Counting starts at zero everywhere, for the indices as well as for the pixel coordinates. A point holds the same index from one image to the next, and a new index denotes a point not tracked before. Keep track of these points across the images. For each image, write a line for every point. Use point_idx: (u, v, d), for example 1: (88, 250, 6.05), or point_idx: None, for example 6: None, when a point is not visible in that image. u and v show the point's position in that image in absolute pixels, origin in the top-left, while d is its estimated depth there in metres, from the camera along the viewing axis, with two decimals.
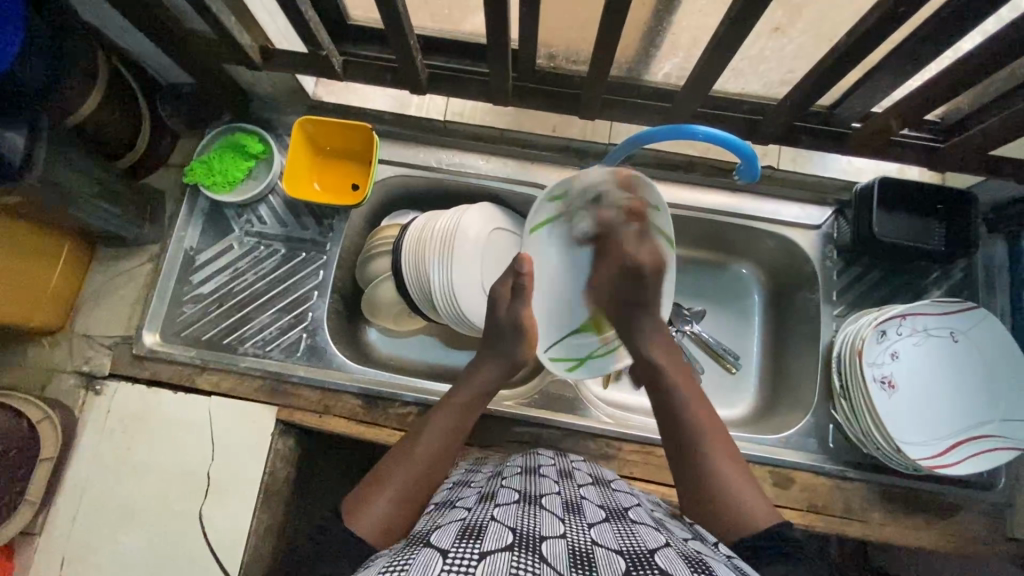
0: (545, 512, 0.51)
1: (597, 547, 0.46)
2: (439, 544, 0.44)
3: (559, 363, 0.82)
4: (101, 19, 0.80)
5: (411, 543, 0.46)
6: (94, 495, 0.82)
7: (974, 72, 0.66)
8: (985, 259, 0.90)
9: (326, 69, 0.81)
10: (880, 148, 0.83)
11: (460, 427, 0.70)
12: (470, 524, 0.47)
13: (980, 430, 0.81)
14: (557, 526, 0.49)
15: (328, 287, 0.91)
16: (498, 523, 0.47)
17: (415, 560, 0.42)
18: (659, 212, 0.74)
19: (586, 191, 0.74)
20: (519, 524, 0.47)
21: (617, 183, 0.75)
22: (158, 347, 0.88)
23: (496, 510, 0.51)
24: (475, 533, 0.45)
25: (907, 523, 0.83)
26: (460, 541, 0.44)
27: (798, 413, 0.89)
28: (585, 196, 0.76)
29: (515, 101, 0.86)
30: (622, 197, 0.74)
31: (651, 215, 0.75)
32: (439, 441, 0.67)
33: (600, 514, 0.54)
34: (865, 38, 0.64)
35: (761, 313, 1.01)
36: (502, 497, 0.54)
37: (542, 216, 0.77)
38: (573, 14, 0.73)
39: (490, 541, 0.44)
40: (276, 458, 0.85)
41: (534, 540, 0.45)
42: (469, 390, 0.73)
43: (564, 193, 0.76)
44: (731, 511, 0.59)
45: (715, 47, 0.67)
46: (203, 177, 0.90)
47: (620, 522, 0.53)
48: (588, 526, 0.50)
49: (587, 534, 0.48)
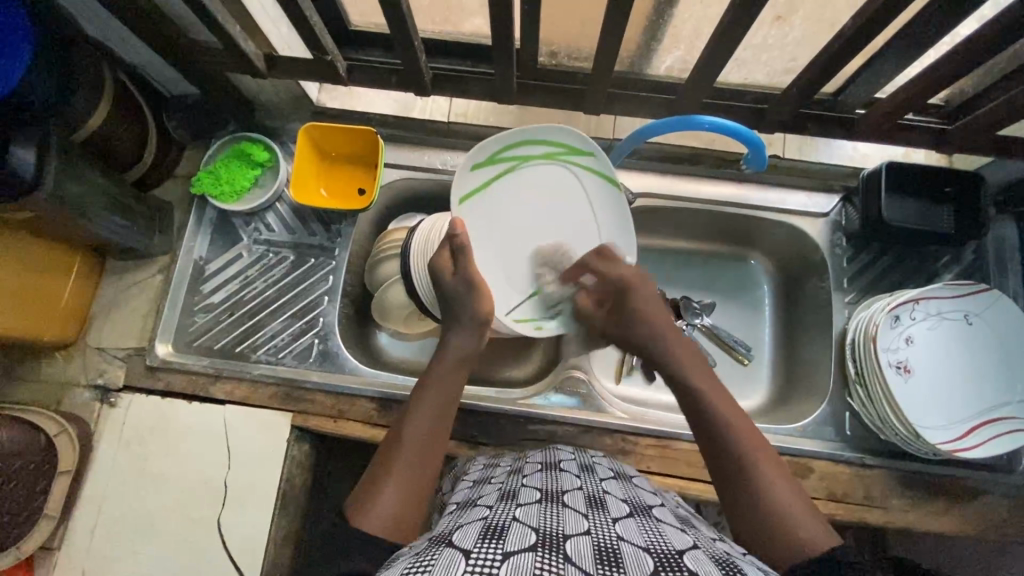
0: (568, 509, 0.51)
1: (623, 544, 0.46)
2: (462, 544, 0.44)
3: (525, 324, 0.76)
4: (105, 33, 0.80)
5: (434, 543, 0.46)
6: (112, 508, 0.82)
7: (979, 54, 0.66)
8: (995, 241, 0.89)
9: (330, 73, 0.81)
10: (887, 133, 0.83)
11: (445, 409, 0.66)
12: (492, 524, 0.47)
13: (999, 412, 0.80)
14: (582, 524, 0.48)
15: (338, 292, 0.92)
16: (521, 522, 0.47)
17: (439, 559, 0.42)
18: (589, 157, 0.74)
19: (506, 153, 0.74)
20: (542, 523, 0.47)
21: (536, 137, 0.74)
22: (171, 357, 0.88)
23: (518, 509, 0.51)
24: (498, 533, 0.45)
25: (928, 509, 0.83)
26: (483, 541, 0.44)
27: (813, 402, 0.88)
28: (508, 157, 0.74)
29: (518, 99, 0.86)
30: (543, 152, 0.75)
31: (581, 161, 0.75)
32: (429, 423, 0.63)
33: (624, 509, 0.54)
34: (869, 23, 0.64)
35: (772, 303, 1.00)
36: (524, 495, 0.54)
37: (469, 187, 0.73)
38: (574, 10, 0.74)
39: (513, 541, 0.44)
40: (293, 465, 0.85)
41: (558, 539, 0.45)
42: (449, 362, 0.68)
43: (487, 158, 0.73)
44: (792, 545, 0.52)
45: (718, 38, 0.67)
46: (211, 187, 0.90)
47: (645, 518, 0.52)
48: (613, 524, 0.50)
49: (612, 532, 0.48)
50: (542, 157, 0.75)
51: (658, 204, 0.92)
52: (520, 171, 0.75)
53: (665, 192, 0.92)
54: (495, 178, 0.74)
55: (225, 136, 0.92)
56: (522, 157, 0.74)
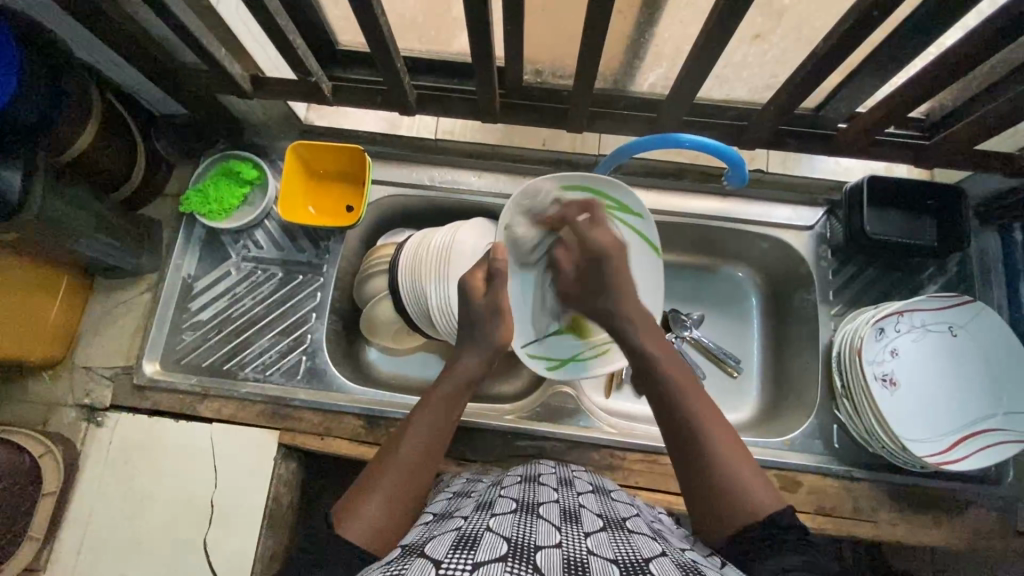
0: (541, 521, 0.51)
1: (593, 556, 0.46)
2: (433, 554, 0.44)
3: (537, 360, 0.81)
4: (93, 55, 0.81)
5: (406, 553, 0.46)
6: (97, 530, 0.81)
7: (953, 71, 0.67)
8: (979, 253, 0.90)
9: (316, 94, 0.82)
10: (868, 148, 0.84)
11: (445, 428, 0.64)
12: (465, 534, 0.47)
13: (985, 424, 0.80)
14: (554, 536, 0.48)
15: (326, 308, 0.92)
16: (494, 532, 0.47)
17: (409, 570, 0.42)
18: (637, 219, 0.77)
19: (568, 193, 0.75)
20: (515, 534, 0.47)
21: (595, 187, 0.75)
22: (158, 376, 0.88)
23: (493, 519, 0.51)
24: (470, 543, 0.46)
25: (917, 522, 0.83)
26: (454, 551, 0.44)
27: (800, 414, 0.88)
28: (569, 196, 0.75)
29: (503, 118, 0.87)
30: (600, 203, 0.76)
31: (631, 222, 0.77)
32: (428, 438, 0.63)
33: (597, 522, 0.54)
34: (842, 43, 0.65)
35: (760, 315, 1.01)
36: (500, 505, 0.54)
37: (522, 213, 0.75)
38: (556, 30, 0.75)
39: (484, 551, 0.44)
40: (280, 483, 0.85)
41: (529, 550, 0.45)
42: (456, 381, 0.67)
43: (550, 190, 0.74)
44: (737, 507, 0.54)
45: (697, 57, 0.68)
46: (199, 206, 0.91)
47: (617, 531, 0.52)
48: (585, 536, 0.50)
49: (583, 544, 0.48)
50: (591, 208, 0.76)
51: None
52: (571, 214, 0.76)
53: (651, 207, 0.93)
54: (549, 213, 0.76)
55: (213, 155, 0.93)
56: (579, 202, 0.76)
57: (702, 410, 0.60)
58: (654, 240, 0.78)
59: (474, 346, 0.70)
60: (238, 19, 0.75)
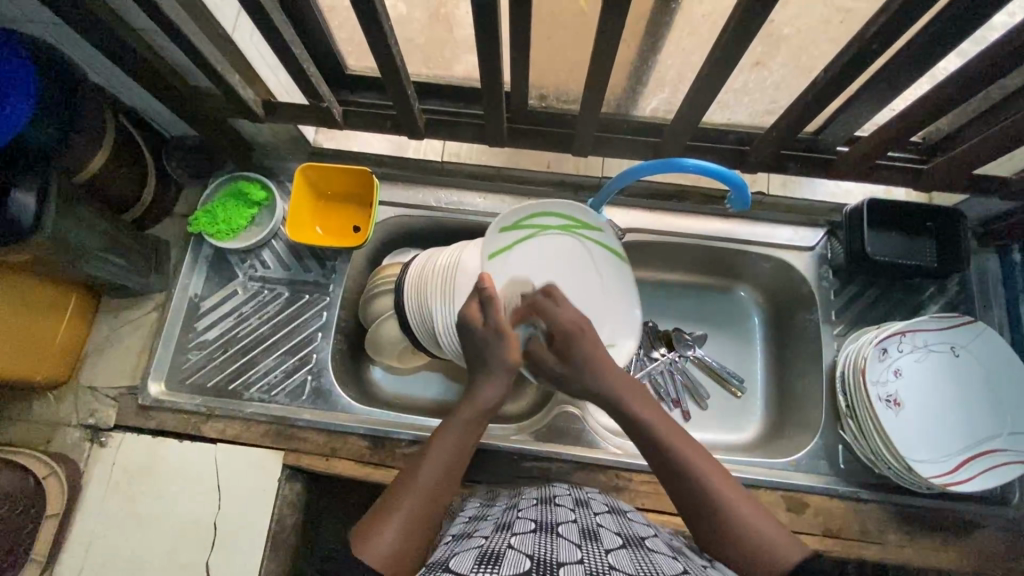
0: (562, 539, 0.51)
1: (615, 573, 0.46)
2: (458, 568, 0.45)
3: None
4: (108, 80, 0.83)
5: (431, 567, 0.48)
6: (99, 553, 0.80)
7: (949, 100, 0.69)
8: (977, 273, 0.92)
9: (327, 118, 0.84)
10: (867, 171, 0.86)
11: (460, 454, 0.64)
12: (488, 550, 0.48)
13: (990, 445, 0.81)
14: (576, 552, 0.48)
15: (332, 328, 0.92)
16: (517, 549, 0.48)
17: None
18: (597, 231, 0.80)
19: (530, 221, 0.78)
20: (537, 550, 0.48)
21: (553, 212, 0.79)
22: (163, 396, 0.88)
23: (513, 537, 0.51)
24: (494, 558, 0.46)
25: (924, 544, 0.82)
26: (479, 566, 0.45)
27: (805, 435, 0.88)
28: (529, 225, 0.78)
29: (508, 142, 0.89)
30: (559, 225, 0.79)
31: (592, 235, 0.81)
32: (444, 464, 0.62)
33: (617, 541, 0.54)
34: (841, 74, 0.67)
35: (762, 335, 1.01)
36: (519, 526, 0.54)
37: (495, 246, 0.76)
38: (561, 57, 0.77)
39: (509, 567, 0.45)
40: (284, 504, 0.85)
41: (553, 565, 0.45)
42: (476, 409, 0.66)
43: (513, 224, 0.77)
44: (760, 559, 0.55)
45: (699, 86, 0.70)
46: (207, 227, 0.92)
47: (637, 549, 0.52)
48: (606, 553, 0.50)
49: (604, 560, 0.48)
50: (557, 229, 0.79)
51: (648, 239, 0.94)
52: (540, 239, 0.79)
53: (655, 228, 0.94)
54: (518, 242, 0.78)
55: (222, 176, 0.94)
56: (542, 227, 0.79)
57: (698, 458, 0.61)
58: (615, 246, 0.81)
59: (487, 367, 0.67)
60: (250, 45, 0.77)
